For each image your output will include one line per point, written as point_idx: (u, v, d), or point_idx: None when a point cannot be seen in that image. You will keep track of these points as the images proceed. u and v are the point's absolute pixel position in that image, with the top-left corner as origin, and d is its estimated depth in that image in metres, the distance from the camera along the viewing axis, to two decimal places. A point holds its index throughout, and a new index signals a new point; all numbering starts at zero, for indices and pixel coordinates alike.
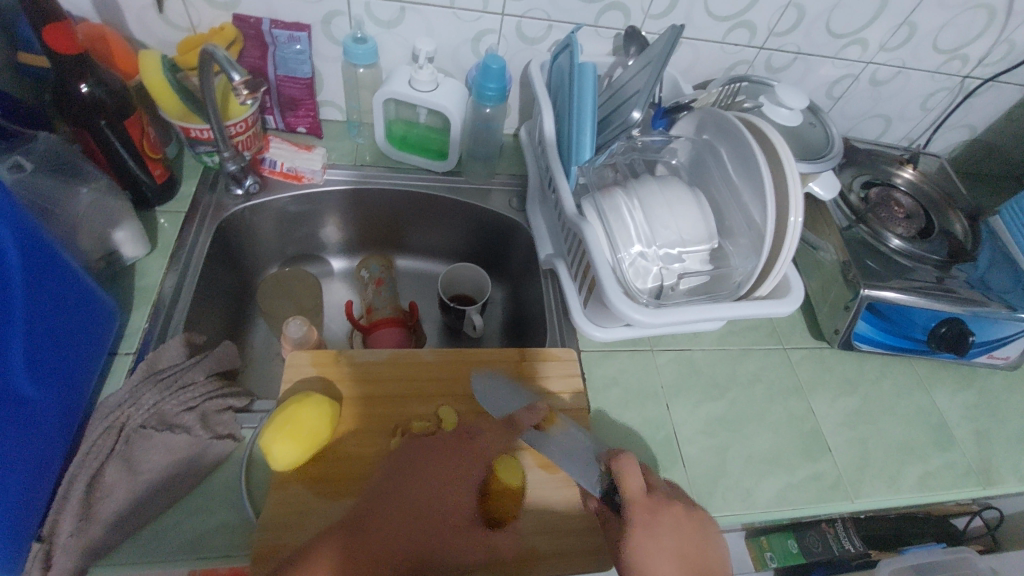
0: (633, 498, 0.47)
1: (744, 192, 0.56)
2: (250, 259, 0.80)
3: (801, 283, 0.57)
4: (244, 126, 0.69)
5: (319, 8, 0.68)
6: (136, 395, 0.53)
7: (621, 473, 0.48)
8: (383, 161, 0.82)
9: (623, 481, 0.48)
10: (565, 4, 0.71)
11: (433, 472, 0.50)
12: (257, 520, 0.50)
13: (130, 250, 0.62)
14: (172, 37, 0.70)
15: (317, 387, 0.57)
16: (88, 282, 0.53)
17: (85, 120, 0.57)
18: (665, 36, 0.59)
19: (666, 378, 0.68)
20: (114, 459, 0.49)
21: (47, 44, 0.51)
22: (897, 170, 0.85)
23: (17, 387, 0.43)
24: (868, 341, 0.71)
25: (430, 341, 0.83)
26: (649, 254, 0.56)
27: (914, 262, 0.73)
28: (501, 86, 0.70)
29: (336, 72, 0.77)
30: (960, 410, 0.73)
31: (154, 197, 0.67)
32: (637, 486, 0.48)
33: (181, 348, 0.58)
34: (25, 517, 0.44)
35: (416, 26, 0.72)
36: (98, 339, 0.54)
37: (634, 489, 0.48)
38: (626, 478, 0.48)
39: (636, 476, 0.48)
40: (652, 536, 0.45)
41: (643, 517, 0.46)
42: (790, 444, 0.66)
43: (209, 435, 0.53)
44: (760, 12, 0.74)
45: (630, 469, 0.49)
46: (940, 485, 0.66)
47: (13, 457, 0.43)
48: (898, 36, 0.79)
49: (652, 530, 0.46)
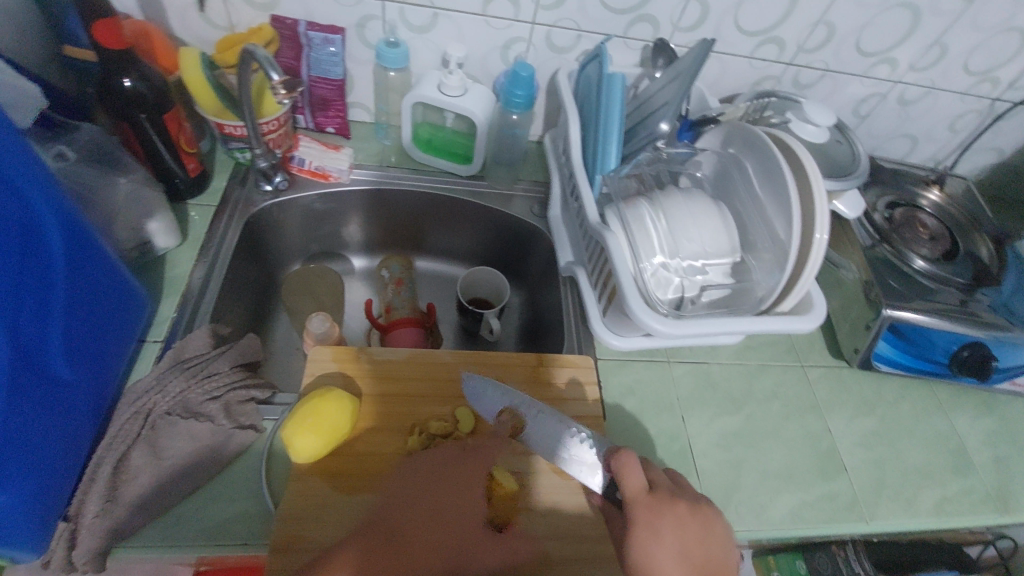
0: (635, 496, 0.45)
1: (769, 208, 0.56)
2: (275, 254, 0.81)
3: (824, 300, 0.57)
4: (277, 124, 0.70)
5: (354, 11, 0.70)
6: (162, 382, 0.54)
7: (621, 469, 0.46)
8: (408, 163, 0.84)
9: (623, 478, 0.46)
10: (596, 15, 0.71)
11: (444, 478, 0.52)
12: (275, 511, 0.51)
13: (162, 241, 0.63)
14: (211, 35, 0.72)
15: (338, 382, 0.58)
16: (122, 270, 0.54)
17: (126, 113, 0.59)
18: (693, 51, 0.60)
19: (682, 390, 0.68)
20: (139, 443, 0.51)
21: (95, 38, 0.53)
22: (923, 192, 0.85)
23: (54, 368, 0.45)
24: (888, 362, 0.71)
25: (446, 343, 0.84)
26: (671, 266, 0.57)
27: (939, 284, 0.72)
28: (529, 94, 0.71)
29: (367, 74, 0.78)
30: (980, 436, 0.72)
31: (186, 189, 0.69)
32: (638, 483, 0.45)
33: (207, 339, 0.59)
34: (54, 496, 0.45)
35: (448, 32, 0.73)
36: (129, 325, 0.56)
37: (634, 486, 0.45)
38: (625, 475, 0.45)
39: (636, 472, 0.46)
40: (656, 535, 0.44)
41: (646, 515, 0.44)
42: (805, 462, 0.65)
43: (232, 425, 0.54)
44: (790, 28, 0.75)
45: (630, 465, 0.46)
46: (957, 511, 0.65)
47: (46, 437, 0.44)
48: (928, 56, 0.79)
49: (655, 529, 0.44)
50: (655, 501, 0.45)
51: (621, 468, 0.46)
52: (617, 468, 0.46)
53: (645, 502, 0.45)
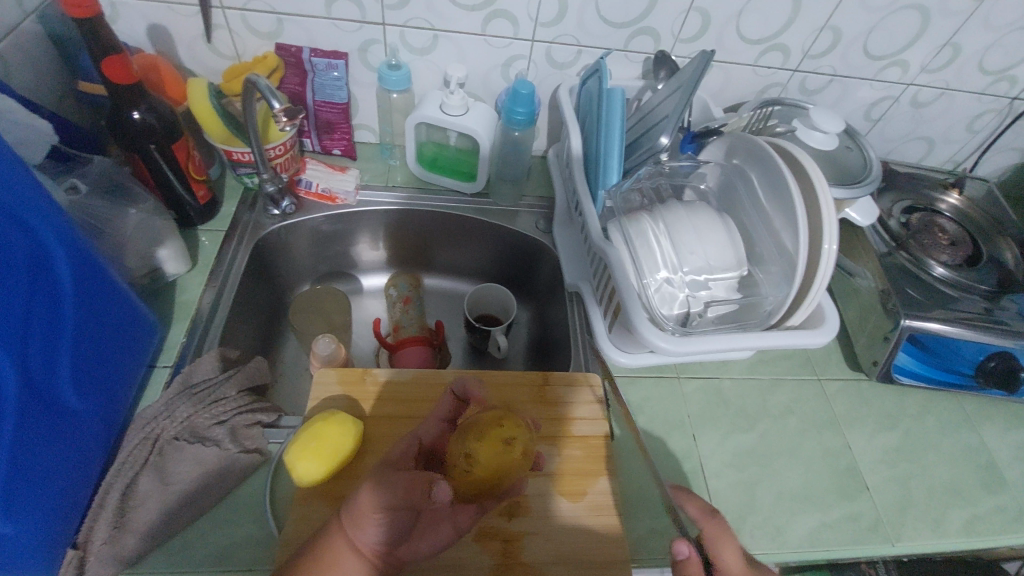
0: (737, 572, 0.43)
1: (775, 218, 0.55)
2: (285, 275, 0.82)
3: (837, 313, 0.55)
4: (283, 149, 0.72)
5: (356, 37, 0.71)
6: (170, 407, 0.55)
7: (718, 542, 0.44)
8: (414, 182, 0.84)
9: (721, 551, 0.44)
10: (595, 30, 0.72)
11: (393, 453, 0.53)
12: (279, 536, 0.51)
13: (172, 267, 0.65)
14: (218, 65, 0.74)
15: (342, 405, 0.58)
16: (131, 298, 0.55)
17: (136, 144, 0.60)
18: (695, 61, 0.59)
19: (693, 407, 0.66)
20: (147, 469, 0.51)
21: (106, 75, 0.55)
22: (942, 195, 0.82)
23: (63, 399, 0.46)
24: (908, 374, 0.68)
25: (455, 361, 0.83)
26: (675, 280, 0.56)
27: (960, 291, 0.69)
28: (530, 111, 0.71)
29: (371, 97, 0.79)
30: (1011, 450, 0.68)
31: (196, 216, 0.71)
32: (734, 558, 0.44)
33: (215, 362, 0.60)
34: (63, 525, 0.46)
35: (448, 53, 0.74)
36: (139, 353, 0.57)
37: (733, 560, 0.44)
38: (723, 547, 0.44)
39: (733, 550, 0.44)
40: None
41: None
42: (824, 481, 0.63)
43: (237, 449, 0.54)
44: (794, 35, 0.73)
45: (726, 537, 0.45)
46: (991, 532, 0.61)
47: (55, 465, 0.45)
48: (940, 58, 0.77)
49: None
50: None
51: (716, 540, 0.45)
52: (713, 540, 0.45)
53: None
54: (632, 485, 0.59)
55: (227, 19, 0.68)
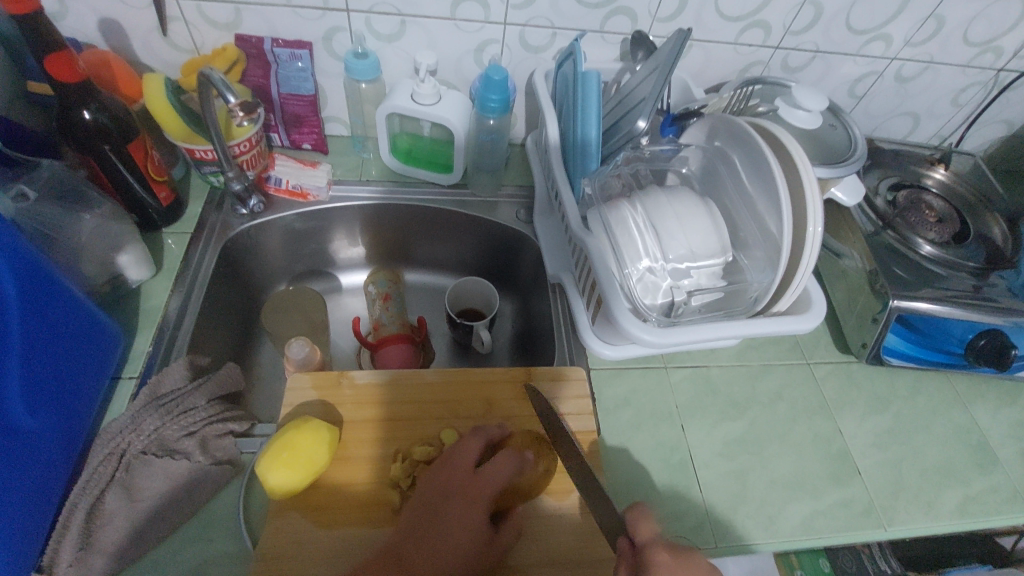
0: (655, 541, 0.43)
1: (759, 202, 0.53)
2: (258, 276, 0.80)
3: (823, 296, 0.54)
4: (248, 145, 0.69)
5: (320, 25, 0.68)
6: (137, 420, 0.52)
7: (636, 518, 0.45)
8: (389, 176, 0.82)
9: (637, 527, 0.45)
10: (569, 11, 0.69)
11: (450, 510, 0.48)
12: (254, 549, 0.49)
13: (135, 273, 0.62)
14: (176, 59, 0.70)
15: (317, 411, 0.56)
16: (88, 308, 0.52)
17: (89, 145, 0.57)
18: (671, 40, 0.56)
19: (681, 397, 0.65)
20: (113, 486, 0.49)
21: (49, 73, 0.52)
22: (928, 170, 0.81)
23: (14, 418, 0.43)
24: (897, 355, 0.67)
25: (439, 358, 0.81)
26: (657, 269, 0.54)
27: (949, 269, 0.68)
28: (504, 98, 0.68)
29: (339, 88, 0.76)
30: (1002, 428, 0.67)
31: (160, 218, 0.68)
32: (651, 532, 0.44)
33: (183, 372, 0.57)
34: (25, 550, 0.44)
35: (417, 39, 0.71)
36: (102, 365, 0.54)
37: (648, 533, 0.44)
38: (639, 524, 0.45)
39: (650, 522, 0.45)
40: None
41: (666, 560, 0.41)
42: (815, 467, 0.62)
43: (208, 461, 0.52)
44: (775, 11, 0.71)
45: (645, 516, 0.45)
46: (983, 511, 0.61)
47: (10, 489, 0.42)
48: (924, 30, 0.75)
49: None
50: (673, 549, 0.43)
51: (635, 519, 0.45)
52: (633, 517, 0.45)
53: (666, 549, 0.42)
54: (621, 479, 0.58)
55: (181, 10, 0.65)
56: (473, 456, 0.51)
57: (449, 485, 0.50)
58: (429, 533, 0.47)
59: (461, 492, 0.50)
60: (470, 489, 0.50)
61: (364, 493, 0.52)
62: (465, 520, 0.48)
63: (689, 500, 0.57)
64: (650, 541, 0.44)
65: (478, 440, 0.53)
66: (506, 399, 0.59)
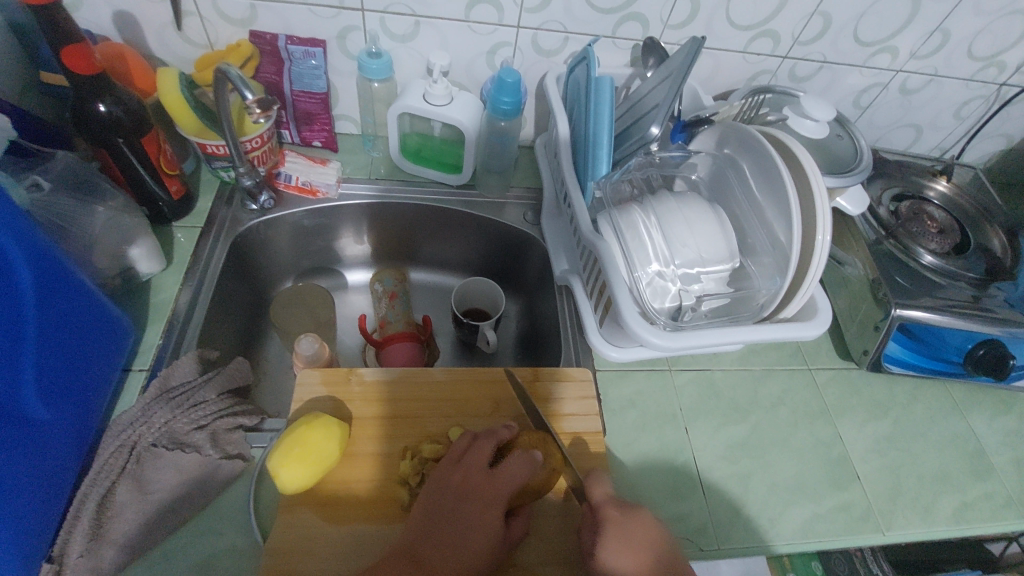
0: (606, 500, 0.51)
1: (767, 210, 0.54)
2: (265, 271, 0.80)
3: (829, 304, 0.54)
4: (260, 141, 0.69)
5: (334, 23, 0.68)
6: (147, 413, 0.53)
7: (591, 481, 0.52)
8: (398, 174, 0.82)
9: (592, 488, 0.52)
10: (582, 16, 0.69)
11: (466, 512, 0.49)
12: (264, 543, 0.49)
13: (145, 266, 0.62)
14: (190, 54, 0.70)
15: (326, 407, 0.56)
16: (98, 299, 0.52)
17: (103, 137, 0.57)
18: (685, 47, 0.57)
19: (686, 400, 0.66)
20: (124, 478, 0.49)
21: (66, 65, 0.52)
22: (930, 182, 0.82)
23: (26, 408, 0.43)
24: (898, 363, 0.68)
25: (444, 357, 0.82)
26: (667, 273, 0.54)
27: (949, 280, 0.69)
28: (516, 100, 0.68)
29: (352, 86, 0.77)
30: (998, 436, 0.69)
31: (170, 212, 0.68)
32: (604, 492, 0.52)
33: (194, 365, 0.58)
34: (35, 539, 0.44)
35: (431, 40, 0.72)
36: (113, 358, 0.54)
37: (600, 493, 0.51)
38: (594, 484, 0.52)
39: (604, 484, 0.52)
40: (622, 534, 0.48)
41: (616, 516, 0.49)
42: (816, 471, 0.63)
43: (219, 455, 0.52)
44: (784, 21, 0.72)
45: (599, 477, 0.53)
46: (978, 518, 0.62)
47: (21, 480, 0.42)
48: (930, 43, 0.76)
49: (622, 530, 0.48)
50: (622, 508, 0.50)
51: (591, 481, 0.53)
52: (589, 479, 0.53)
53: (615, 507, 0.50)
54: (627, 480, 0.59)
55: (197, 5, 0.65)
56: (486, 457, 0.52)
57: (463, 485, 0.50)
58: (446, 536, 0.48)
59: (477, 494, 0.50)
60: (485, 491, 0.50)
61: (374, 489, 0.52)
62: (481, 520, 0.49)
63: (693, 502, 0.58)
64: (602, 500, 0.51)
65: (491, 440, 0.53)
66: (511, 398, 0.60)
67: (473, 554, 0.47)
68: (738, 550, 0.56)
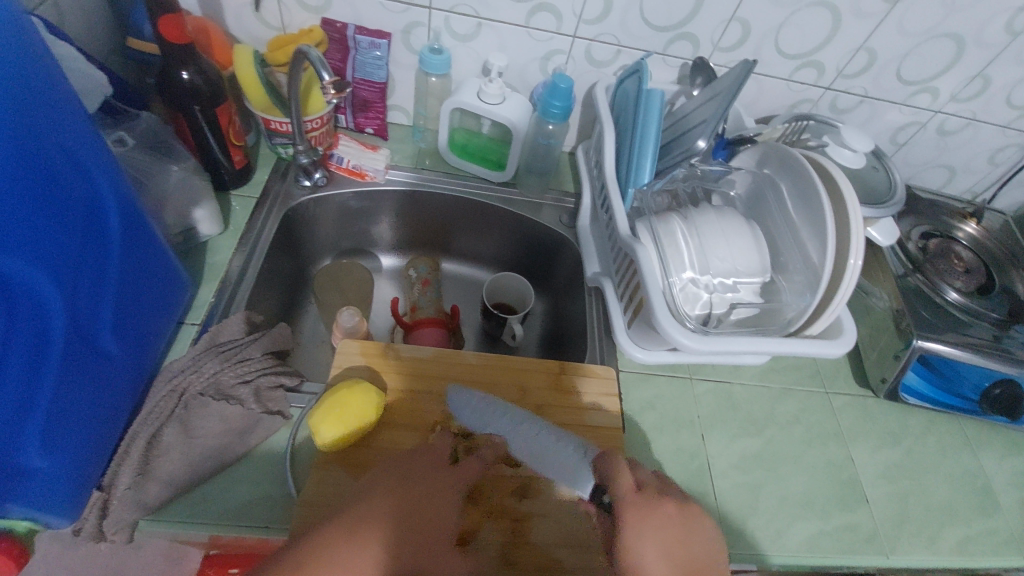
0: (627, 496, 0.44)
1: (802, 229, 0.56)
2: (309, 247, 0.83)
3: (854, 326, 0.56)
4: (320, 122, 0.73)
5: (401, 18, 0.72)
6: (198, 363, 0.56)
7: (611, 471, 0.46)
8: (441, 166, 0.85)
9: (613, 479, 0.46)
10: (636, 31, 0.73)
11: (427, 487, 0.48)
12: (296, 497, 0.52)
13: (206, 228, 0.66)
14: (263, 34, 0.75)
15: (364, 374, 0.60)
16: (167, 251, 0.56)
17: (182, 104, 0.61)
18: (734, 71, 0.60)
19: (703, 409, 0.68)
20: (172, 421, 0.53)
21: (162, 35, 0.56)
22: (960, 223, 0.84)
23: (103, 344, 0.47)
24: (915, 394, 0.70)
25: (468, 346, 0.85)
26: (700, 281, 0.57)
27: (972, 317, 0.70)
28: (567, 105, 0.72)
29: (409, 79, 0.81)
30: (1007, 475, 0.70)
31: (230, 180, 0.72)
32: (626, 484, 0.45)
33: (241, 325, 0.61)
34: (92, 466, 0.47)
35: (489, 42, 0.75)
36: (172, 309, 0.58)
37: (621, 486, 0.45)
38: (614, 475, 0.46)
39: (625, 475, 0.45)
40: (641, 534, 0.42)
41: (634, 515, 0.43)
42: (825, 489, 0.64)
43: (260, 410, 0.55)
44: (830, 53, 0.75)
45: (619, 467, 0.46)
46: (980, 551, 0.63)
47: (91, 409, 0.46)
48: (970, 88, 0.78)
49: (643, 530, 0.42)
50: (644, 504, 0.43)
51: (611, 470, 0.46)
52: (608, 471, 0.47)
53: (636, 504, 0.43)
54: None
55: None
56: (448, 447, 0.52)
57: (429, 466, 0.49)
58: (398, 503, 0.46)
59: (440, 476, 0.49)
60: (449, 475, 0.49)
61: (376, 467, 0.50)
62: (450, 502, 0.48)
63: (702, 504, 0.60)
64: (623, 494, 0.44)
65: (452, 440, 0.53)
66: (540, 387, 0.62)
67: (429, 529, 0.45)
68: (742, 556, 0.58)
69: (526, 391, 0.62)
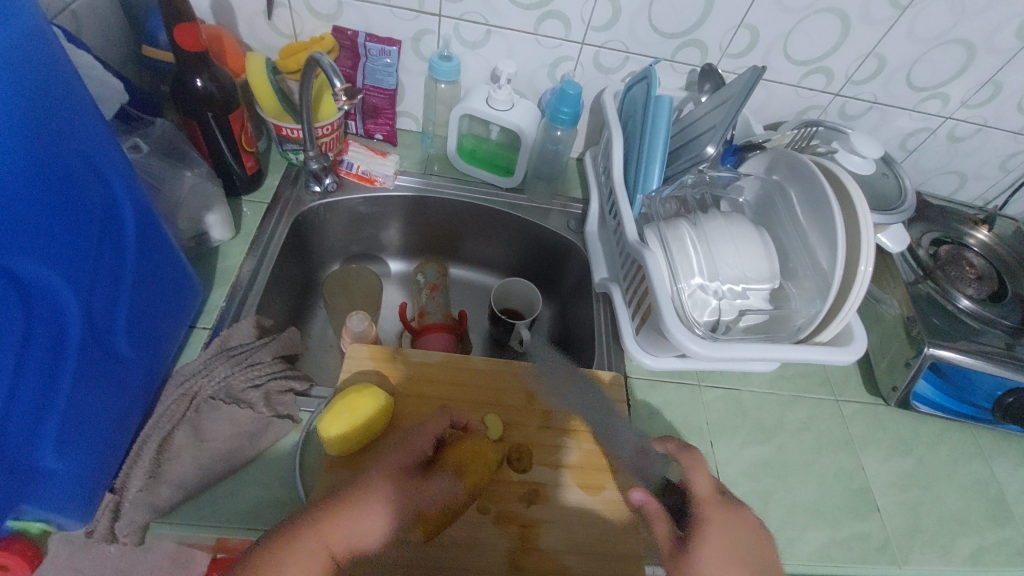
0: (706, 493, 0.49)
1: (812, 235, 0.56)
2: (318, 252, 0.84)
3: (864, 333, 0.56)
4: (330, 129, 0.74)
5: (412, 26, 0.73)
6: (209, 366, 0.57)
7: (692, 470, 0.51)
8: (450, 171, 0.86)
9: (694, 479, 0.50)
10: (644, 38, 0.73)
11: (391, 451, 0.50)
12: (305, 500, 0.52)
13: (218, 233, 0.67)
14: (275, 42, 0.76)
15: (373, 379, 0.60)
16: (180, 255, 0.56)
17: (196, 111, 0.62)
18: (744, 77, 0.59)
19: (712, 416, 0.67)
20: (183, 424, 0.53)
21: (177, 42, 0.57)
22: (971, 230, 0.83)
23: (117, 347, 0.47)
24: (927, 403, 0.69)
25: (476, 351, 0.85)
26: (709, 287, 0.57)
27: (984, 324, 0.70)
28: (575, 111, 0.72)
29: (418, 85, 0.81)
30: (1021, 485, 0.69)
31: (242, 185, 0.73)
32: (706, 486, 0.50)
33: (252, 329, 0.62)
34: (104, 468, 0.48)
35: (499, 49, 0.76)
36: (184, 313, 0.58)
37: (703, 486, 0.50)
38: (697, 476, 0.50)
39: (705, 477, 0.50)
40: (723, 535, 0.46)
41: (717, 514, 0.48)
42: (836, 498, 0.64)
43: (270, 414, 0.56)
44: (840, 59, 0.75)
45: (698, 467, 0.51)
46: (994, 562, 0.62)
47: (104, 411, 0.46)
48: (981, 94, 0.78)
49: (725, 529, 0.47)
50: (722, 502, 0.49)
51: (692, 471, 0.51)
52: (687, 470, 0.51)
53: (714, 496, 0.49)
54: None
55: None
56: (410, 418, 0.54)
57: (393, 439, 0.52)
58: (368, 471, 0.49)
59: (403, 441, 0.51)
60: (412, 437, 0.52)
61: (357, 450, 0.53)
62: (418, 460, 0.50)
63: None
64: (701, 492, 0.49)
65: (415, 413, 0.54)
66: (548, 394, 0.62)
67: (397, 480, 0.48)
68: None
69: (533, 399, 0.62)
